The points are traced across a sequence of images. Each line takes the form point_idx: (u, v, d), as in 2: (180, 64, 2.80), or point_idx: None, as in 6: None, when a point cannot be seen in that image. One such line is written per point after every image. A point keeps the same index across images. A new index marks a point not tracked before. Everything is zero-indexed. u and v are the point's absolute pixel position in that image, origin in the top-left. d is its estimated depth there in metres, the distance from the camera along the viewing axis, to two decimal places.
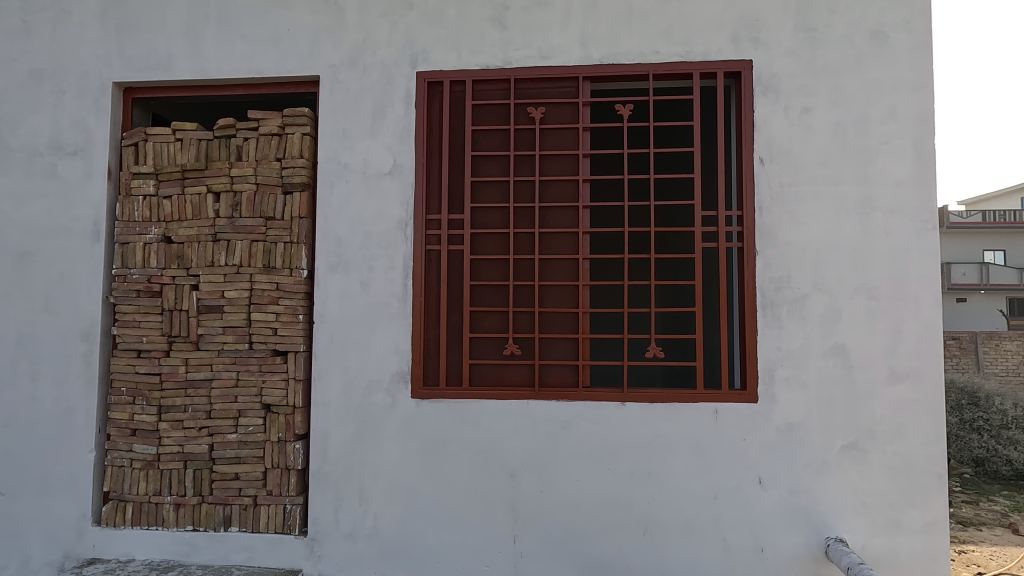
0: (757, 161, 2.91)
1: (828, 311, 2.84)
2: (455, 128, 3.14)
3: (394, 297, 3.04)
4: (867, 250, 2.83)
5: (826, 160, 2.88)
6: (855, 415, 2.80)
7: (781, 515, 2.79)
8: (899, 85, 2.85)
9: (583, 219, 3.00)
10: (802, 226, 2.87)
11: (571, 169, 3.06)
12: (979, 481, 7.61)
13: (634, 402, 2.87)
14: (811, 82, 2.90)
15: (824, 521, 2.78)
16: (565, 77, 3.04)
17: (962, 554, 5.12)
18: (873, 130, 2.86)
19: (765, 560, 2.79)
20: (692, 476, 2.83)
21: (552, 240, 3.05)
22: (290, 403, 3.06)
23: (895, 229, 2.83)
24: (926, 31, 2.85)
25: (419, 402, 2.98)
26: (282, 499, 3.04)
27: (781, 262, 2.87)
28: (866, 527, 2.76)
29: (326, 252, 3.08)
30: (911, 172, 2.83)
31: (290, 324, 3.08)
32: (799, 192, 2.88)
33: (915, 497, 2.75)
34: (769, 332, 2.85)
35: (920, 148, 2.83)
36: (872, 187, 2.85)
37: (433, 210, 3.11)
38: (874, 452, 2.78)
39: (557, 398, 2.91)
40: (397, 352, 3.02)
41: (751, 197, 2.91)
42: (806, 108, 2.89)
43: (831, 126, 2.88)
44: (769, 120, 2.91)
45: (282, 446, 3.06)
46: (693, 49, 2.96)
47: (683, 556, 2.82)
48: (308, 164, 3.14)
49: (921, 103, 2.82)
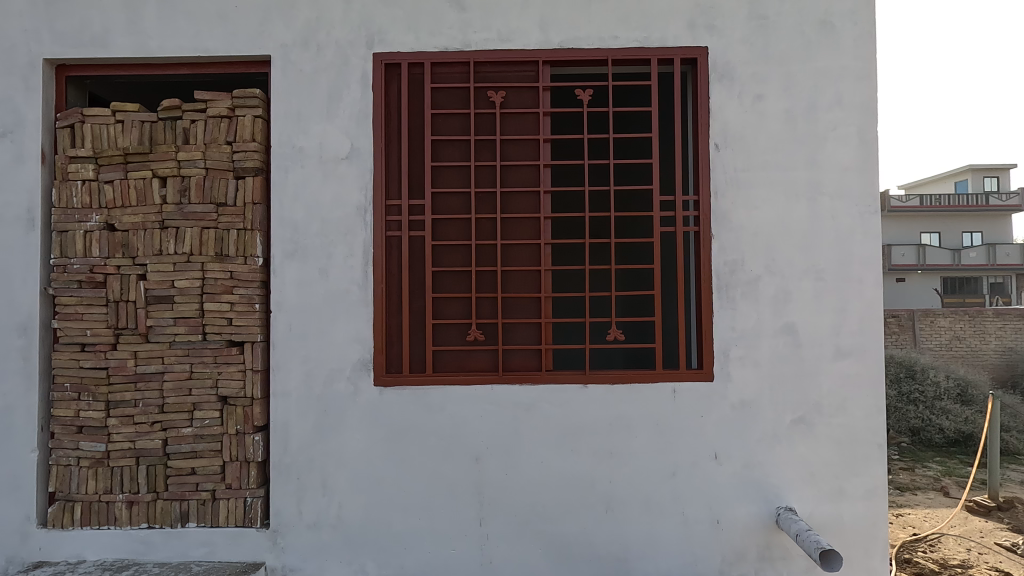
0: (711, 147, 2.98)
1: (778, 292, 2.95)
2: (414, 112, 3.08)
3: (354, 284, 2.99)
4: (815, 232, 2.95)
5: (777, 146, 2.97)
6: (803, 390, 2.94)
7: (735, 487, 2.92)
8: (845, 74, 2.96)
9: (544, 204, 3.01)
10: (754, 210, 2.96)
11: (532, 154, 3.06)
12: (916, 449, 8.08)
13: (596, 384, 2.93)
14: (763, 69, 2.97)
15: (774, 492, 2.92)
16: (525, 62, 3.03)
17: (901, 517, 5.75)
18: (820, 117, 2.97)
19: (720, 531, 2.91)
20: (651, 454, 2.92)
21: (514, 225, 3.06)
22: (248, 395, 2.98)
23: (839, 212, 2.95)
24: (870, 22, 2.97)
25: (382, 389, 2.95)
26: (242, 492, 2.97)
27: (735, 245, 2.96)
28: (813, 496, 2.91)
29: (282, 240, 2.99)
30: (856, 158, 2.96)
31: (245, 313, 2.99)
32: (752, 177, 2.97)
33: (857, 466, 2.92)
34: (723, 313, 2.95)
35: (864, 134, 2.95)
36: (819, 172, 2.96)
37: (392, 195, 3.06)
38: (820, 425, 2.93)
39: (520, 382, 2.94)
40: (358, 340, 2.98)
41: (706, 182, 2.98)
42: (759, 96, 2.97)
43: (782, 112, 2.97)
44: (724, 107, 2.98)
45: (240, 438, 2.98)
46: (650, 35, 2.99)
47: (643, 531, 2.92)
48: (261, 148, 3.03)
49: (865, 91, 2.95)
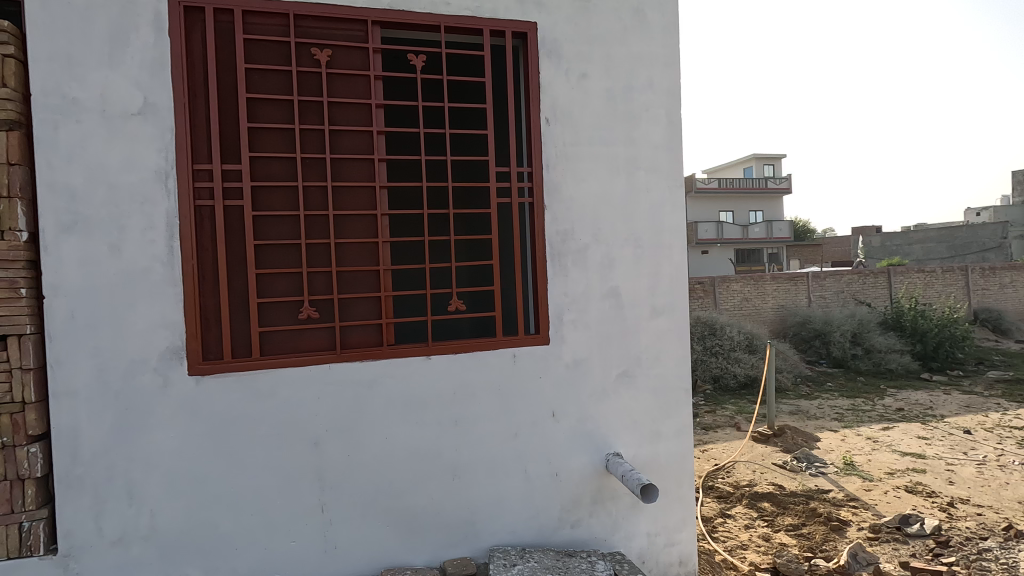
0: (542, 121, 3.09)
1: (603, 258, 3.21)
2: (224, 65, 2.72)
3: (157, 261, 2.59)
4: (632, 203, 3.26)
5: (599, 123, 3.19)
6: (626, 346, 3.25)
7: (570, 440, 3.15)
8: (655, 60, 3.27)
9: (379, 172, 2.89)
10: (581, 182, 3.16)
11: (364, 119, 2.90)
12: (718, 393, 9.81)
13: (439, 355, 2.93)
14: (586, 49, 3.16)
15: (604, 440, 3.21)
16: (352, 20, 2.84)
17: (707, 454, 7.34)
18: (635, 98, 3.25)
19: (559, 482, 3.14)
20: (494, 419, 3.02)
21: (347, 194, 2.89)
22: (17, 399, 2.45)
23: (652, 185, 3.29)
24: (673, 14, 3.31)
25: (198, 378, 2.62)
26: (15, 516, 2.45)
27: (565, 216, 3.14)
28: (635, 440, 3.27)
29: (54, 210, 2.47)
30: (664, 137, 3.31)
31: (7, 300, 2.43)
32: (578, 152, 3.16)
33: (670, 409, 3.33)
34: (556, 280, 3.13)
35: (671, 116, 3.31)
36: (635, 148, 3.26)
37: (201, 159, 2.68)
38: (640, 376, 3.28)
39: (360, 358, 2.83)
40: (166, 325, 2.60)
41: (538, 155, 3.09)
42: (583, 74, 3.15)
43: (603, 92, 3.19)
44: (553, 83, 3.11)
45: (9, 453, 2.44)
46: (481, 5, 2.99)
47: (489, 492, 3.03)
48: (16, 96, 2.45)
49: (670, 77, 3.30)
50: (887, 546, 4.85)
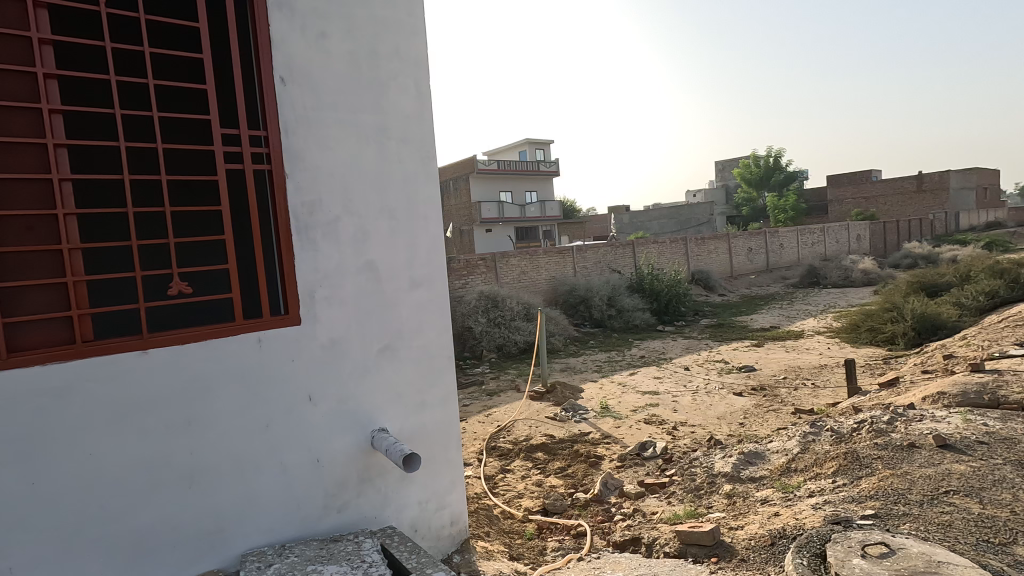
0: (275, 79, 2.79)
1: (357, 231, 3.08)
2: None
3: None
4: (385, 174, 3.18)
5: (344, 87, 3.02)
6: (386, 320, 3.20)
7: (330, 423, 2.99)
8: (400, 27, 3.21)
9: (54, 127, 2.30)
10: (326, 150, 2.96)
11: (23, 57, 2.27)
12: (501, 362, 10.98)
13: (158, 348, 2.49)
14: (324, 6, 2.93)
15: (368, 418, 3.14)
16: None
17: (492, 416, 8.02)
18: (382, 64, 3.15)
19: (321, 469, 2.96)
20: (238, 412, 2.70)
21: (5, 154, 2.24)
22: None
23: (404, 156, 3.26)
24: None
25: None
26: None
27: (311, 186, 2.92)
28: (401, 413, 3.27)
29: None
30: (414, 107, 3.28)
31: None
32: (322, 116, 2.94)
33: (434, 378, 3.41)
34: (305, 255, 2.90)
35: (419, 86, 3.30)
36: (384, 117, 3.17)
37: None
38: (402, 350, 3.27)
39: (42, 362, 2.25)
40: None
41: (274, 117, 2.80)
42: (322, 33, 2.93)
43: (346, 54, 3.01)
44: (287, 39, 2.82)
45: None
46: None
47: (237, 494, 2.71)
48: None
49: (416, 46, 3.27)
50: (630, 471, 5.78)
